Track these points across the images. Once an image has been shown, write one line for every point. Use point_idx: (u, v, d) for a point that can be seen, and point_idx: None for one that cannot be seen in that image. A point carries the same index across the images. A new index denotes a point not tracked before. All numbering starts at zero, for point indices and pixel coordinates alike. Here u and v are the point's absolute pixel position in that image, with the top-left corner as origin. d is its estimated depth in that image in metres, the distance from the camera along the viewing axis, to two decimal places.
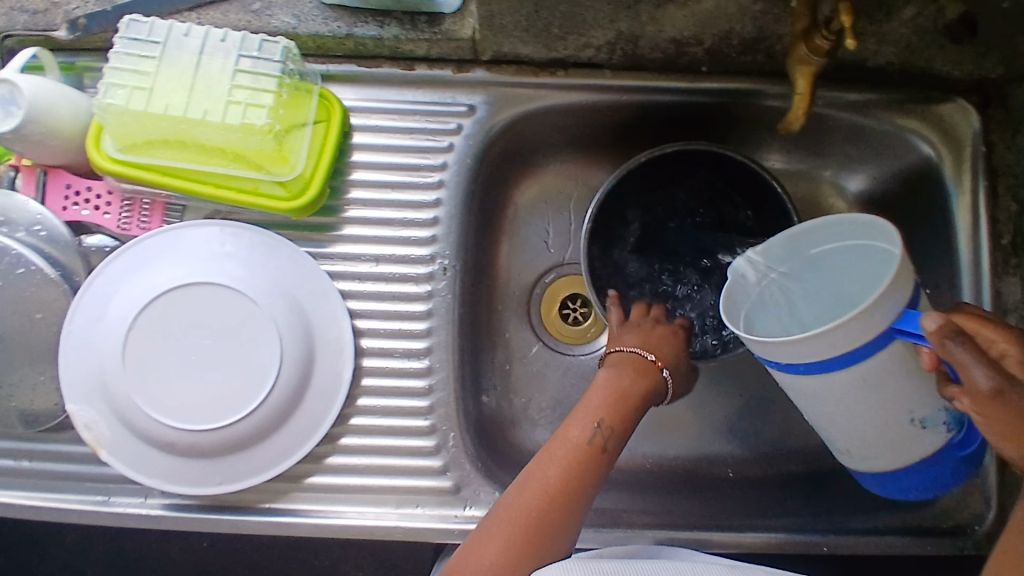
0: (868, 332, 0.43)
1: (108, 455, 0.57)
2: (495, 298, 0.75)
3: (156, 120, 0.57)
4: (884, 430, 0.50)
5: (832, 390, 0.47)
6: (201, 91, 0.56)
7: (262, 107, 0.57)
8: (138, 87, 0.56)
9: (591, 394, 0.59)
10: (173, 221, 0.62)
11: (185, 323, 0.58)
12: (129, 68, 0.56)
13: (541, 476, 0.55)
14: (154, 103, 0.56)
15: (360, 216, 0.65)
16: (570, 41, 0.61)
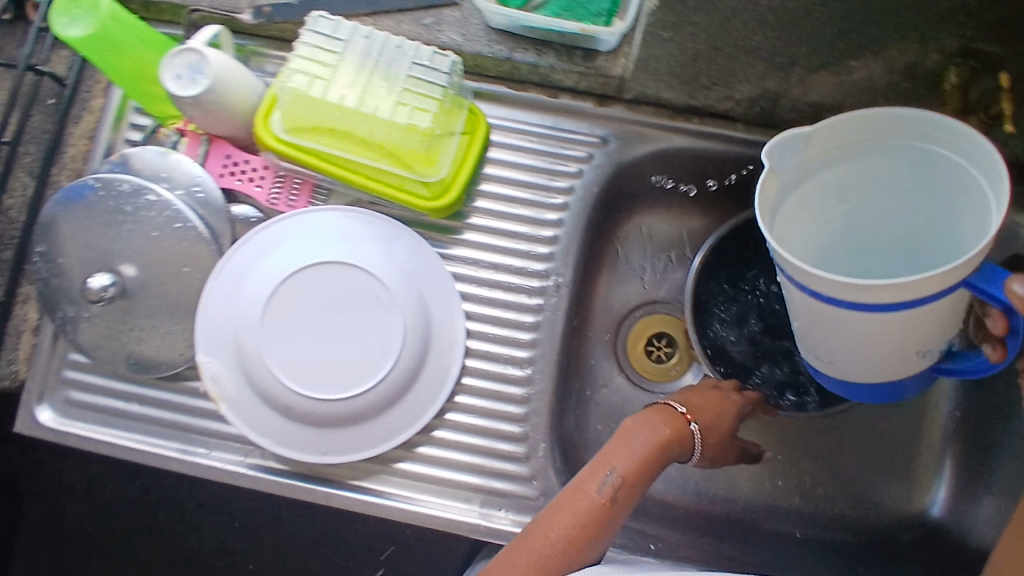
0: (946, 285, 0.42)
1: (227, 409, 0.60)
2: (586, 326, 0.76)
3: (328, 109, 0.61)
4: (886, 360, 0.49)
5: (856, 323, 0.45)
6: (374, 89, 0.61)
7: (427, 112, 0.61)
8: (318, 76, 0.60)
9: (619, 444, 0.56)
10: (318, 204, 0.67)
11: (319, 299, 0.61)
12: (313, 58, 0.60)
13: (552, 528, 0.52)
14: (331, 93, 0.60)
15: (483, 225, 0.69)
16: (714, 92, 0.65)
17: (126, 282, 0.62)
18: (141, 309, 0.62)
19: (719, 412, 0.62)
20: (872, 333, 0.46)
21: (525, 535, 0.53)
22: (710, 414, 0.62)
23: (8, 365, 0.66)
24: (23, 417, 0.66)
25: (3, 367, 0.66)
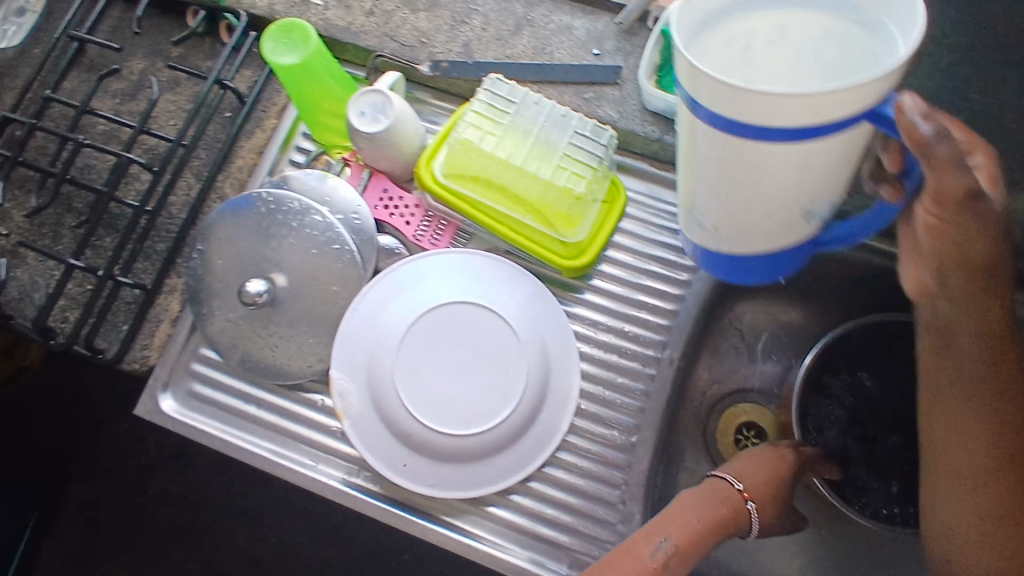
0: (859, 109, 0.35)
1: (349, 425, 0.62)
2: (678, 419, 0.78)
3: (493, 162, 0.66)
4: (773, 213, 0.44)
5: (785, 164, 0.39)
6: (538, 152, 0.65)
7: (584, 179, 0.66)
8: (490, 133, 0.65)
9: (674, 514, 0.56)
10: (458, 244, 0.71)
11: (453, 335, 0.64)
12: (488, 115, 0.66)
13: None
14: (500, 149, 0.65)
15: (607, 289, 0.71)
16: None
17: (276, 290, 0.66)
18: (283, 317, 0.66)
19: (777, 480, 0.60)
20: (780, 175, 0.40)
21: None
22: (762, 480, 0.60)
23: (142, 350, 0.68)
24: (146, 401, 0.69)
25: (136, 351, 0.68)
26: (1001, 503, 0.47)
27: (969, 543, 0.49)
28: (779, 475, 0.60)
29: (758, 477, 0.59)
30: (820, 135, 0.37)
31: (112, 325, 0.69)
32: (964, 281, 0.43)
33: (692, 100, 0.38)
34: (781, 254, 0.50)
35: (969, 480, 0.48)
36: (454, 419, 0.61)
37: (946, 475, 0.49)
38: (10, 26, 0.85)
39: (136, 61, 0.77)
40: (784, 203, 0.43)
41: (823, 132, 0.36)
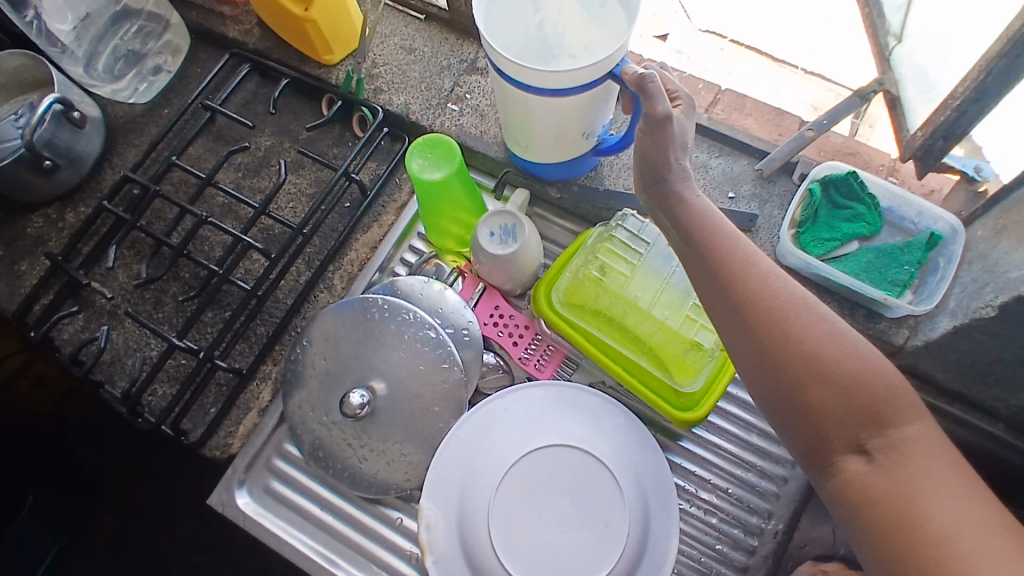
0: (586, 81, 0.54)
1: (431, 562, 0.58)
2: None
3: (615, 299, 0.65)
4: (559, 147, 0.64)
5: (550, 108, 0.58)
6: (662, 297, 0.65)
7: (711, 332, 0.64)
8: (620, 271, 0.66)
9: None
10: (564, 374, 0.68)
11: (553, 479, 0.61)
12: (618, 252, 0.67)
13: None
14: (626, 288, 0.65)
15: (711, 441, 0.68)
16: (990, 391, 0.64)
17: (376, 399, 0.63)
18: (378, 431, 0.63)
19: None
20: (571, 115, 0.59)
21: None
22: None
23: (224, 438, 0.66)
24: (220, 492, 0.66)
25: (219, 438, 0.66)
26: (895, 511, 0.42)
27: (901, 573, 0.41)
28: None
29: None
30: (560, 98, 0.56)
31: (200, 406, 0.67)
32: (707, 281, 0.50)
33: (507, 76, 0.56)
34: (574, 163, 0.68)
35: (868, 483, 0.44)
36: (547, 573, 0.57)
37: (858, 494, 0.44)
38: (142, 82, 0.81)
39: (264, 138, 0.77)
40: (569, 126, 0.61)
41: (597, 82, 0.56)
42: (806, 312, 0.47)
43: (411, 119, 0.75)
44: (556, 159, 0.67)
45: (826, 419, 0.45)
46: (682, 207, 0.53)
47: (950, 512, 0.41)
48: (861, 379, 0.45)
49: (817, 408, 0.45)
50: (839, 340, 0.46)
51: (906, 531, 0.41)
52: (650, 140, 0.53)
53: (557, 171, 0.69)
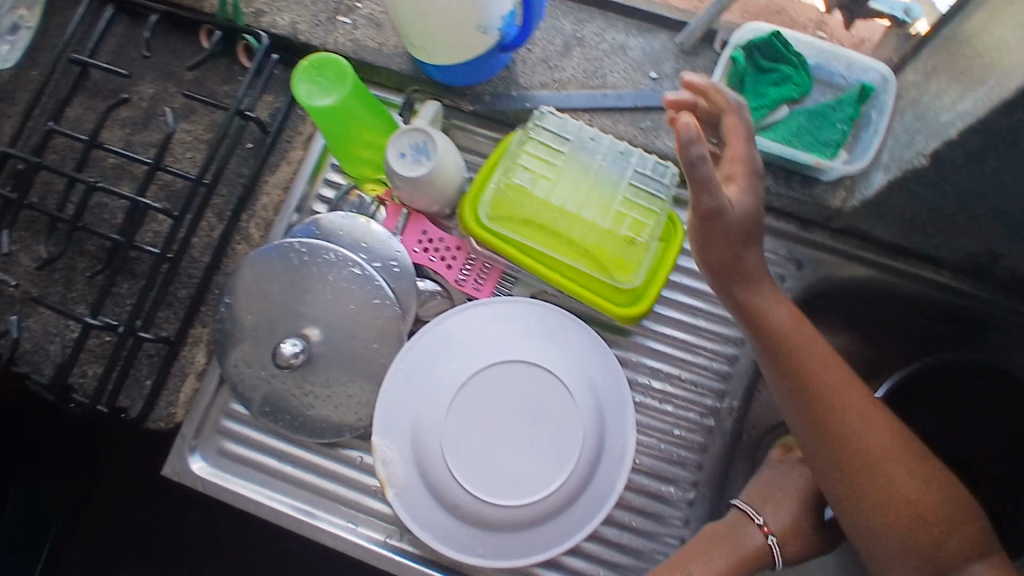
0: None
1: (393, 495, 0.58)
2: None
3: (543, 207, 0.62)
4: (463, 43, 0.59)
5: None
6: (591, 198, 0.62)
7: (643, 224, 0.62)
8: (544, 176, 0.62)
9: (705, 547, 0.58)
10: (503, 290, 0.66)
11: (506, 396, 0.60)
12: (539, 156, 0.63)
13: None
14: (551, 192, 0.62)
15: (662, 332, 0.67)
16: (932, 241, 0.63)
17: (310, 345, 0.61)
18: (319, 376, 0.62)
19: (802, 505, 0.61)
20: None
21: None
22: (784, 519, 0.60)
23: (167, 408, 0.64)
24: (174, 462, 0.65)
25: (161, 409, 0.64)
26: (909, 555, 0.50)
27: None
28: (806, 501, 0.61)
29: (782, 515, 0.60)
30: None
31: (134, 380, 0.64)
32: (769, 356, 0.54)
33: None
34: (484, 60, 0.62)
35: (891, 572, 0.50)
36: (511, 487, 0.58)
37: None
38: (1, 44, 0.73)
39: (146, 86, 0.71)
40: (463, 13, 0.55)
41: None
42: (857, 425, 0.52)
43: (300, 40, 0.69)
44: (463, 59, 0.61)
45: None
46: (720, 247, 0.52)
47: (930, 568, 0.50)
48: (864, 534, 0.51)
49: (864, 514, 0.51)
50: (879, 434, 0.52)
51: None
52: (701, 235, 0.52)
53: (472, 73, 0.64)
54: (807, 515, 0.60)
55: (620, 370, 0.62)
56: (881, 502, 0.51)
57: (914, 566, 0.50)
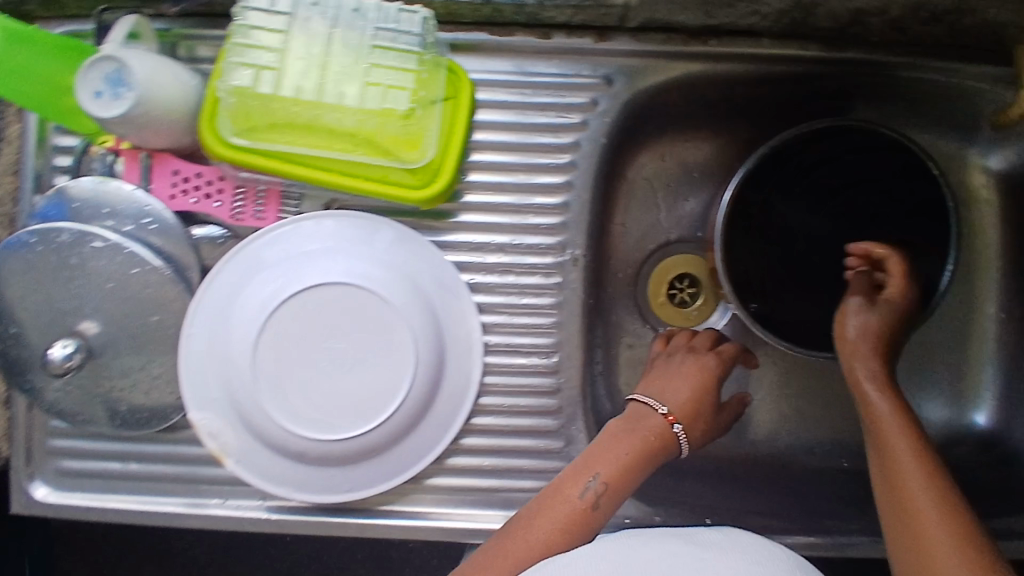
0: None
1: (233, 464, 0.55)
2: (604, 295, 0.73)
3: (285, 104, 0.51)
4: None
5: None
6: (336, 71, 0.52)
7: (404, 91, 0.53)
8: (267, 66, 0.51)
9: (612, 442, 0.58)
10: (289, 211, 0.57)
11: (317, 328, 0.54)
12: (255, 45, 0.51)
13: (530, 532, 0.53)
14: (285, 85, 0.51)
15: (482, 203, 0.60)
16: (737, 9, 0.54)
17: (89, 342, 0.55)
18: (112, 369, 0.56)
19: (703, 388, 0.62)
20: None
21: (489, 554, 0.52)
22: (685, 400, 0.62)
23: None
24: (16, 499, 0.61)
25: None
26: (927, 474, 0.49)
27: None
28: (706, 384, 0.63)
29: (680, 395, 0.62)
30: None
31: None
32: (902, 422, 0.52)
33: None
34: None
35: (908, 492, 0.49)
36: (355, 417, 0.54)
37: (900, 528, 0.49)
38: None
39: None
40: None
41: None
42: (892, 448, 0.51)
43: None
44: None
45: (913, 498, 0.49)
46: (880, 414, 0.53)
47: (945, 495, 0.48)
48: (883, 438, 0.52)
49: (897, 480, 0.50)
50: (924, 489, 0.49)
51: (925, 553, 0.46)
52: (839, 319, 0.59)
53: None
54: (702, 401, 0.62)
55: (453, 269, 0.58)
56: (885, 415, 0.53)
57: (939, 494, 0.48)
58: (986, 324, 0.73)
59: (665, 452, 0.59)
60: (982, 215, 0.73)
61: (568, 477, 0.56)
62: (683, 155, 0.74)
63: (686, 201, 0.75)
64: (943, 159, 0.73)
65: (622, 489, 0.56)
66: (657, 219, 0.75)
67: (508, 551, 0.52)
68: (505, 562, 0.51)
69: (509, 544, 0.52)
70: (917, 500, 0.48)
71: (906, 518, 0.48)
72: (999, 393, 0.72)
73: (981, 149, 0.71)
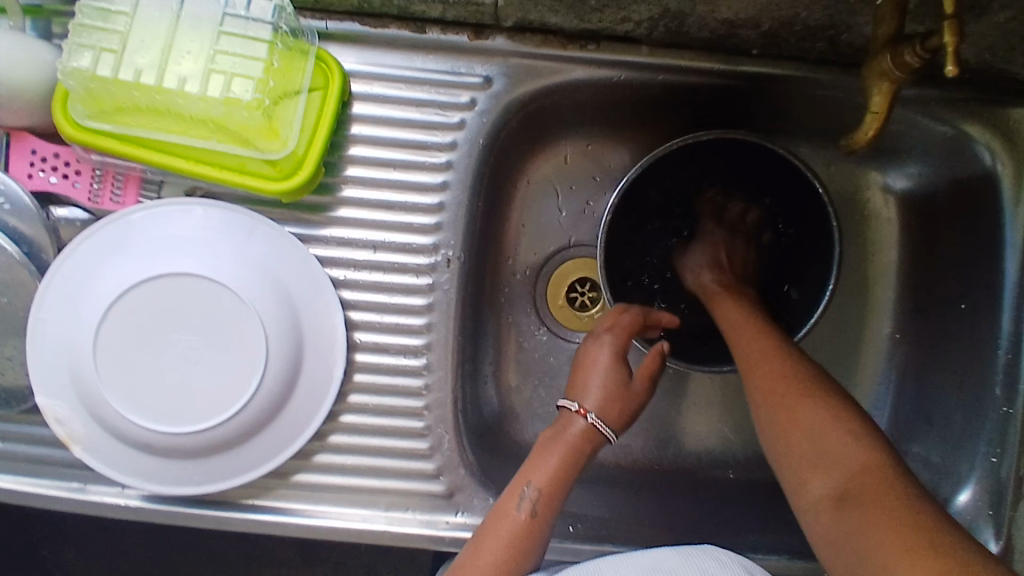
0: None
1: (81, 451, 0.55)
2: (483, 297, 0.71)
3: (127, 88, 0.51)
4: None
5: None
6: (180, 56, 0.50)
7: (250, 79, 0.50)
8: (108, 48, 0.50)
9: (533, 465, 0.54)
10: (149, 197, 0.58)
11: (166, 317, 0.54)
12: (98, 27, 0.51)
13: (479, 558, 0.51)
14: (123, 67, 0.50)
15: (357, 197, 0.59)
16: (607, 14, 0.55)
17: None
18: None
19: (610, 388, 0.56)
20: None
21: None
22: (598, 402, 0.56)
23: None
24: None
25: None
26: (771, 357, 0.54)
27: (849, 515, 0.45)
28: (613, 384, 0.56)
29: (590, 388, 0.56)
30: None
31: None
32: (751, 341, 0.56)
33: None
34: None
35: (764, 376, 0.53)
36: (201, 411, 0.54)
37: (771, 414, 0.52)
38: None
39: None
40: None
41: None
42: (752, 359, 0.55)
43: None
44: None
45: (768, 378, 0.53)
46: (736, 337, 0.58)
47: (797, 366, 0.53)
48: (739, 345, 0.57)
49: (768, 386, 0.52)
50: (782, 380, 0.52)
51: (793, 427, 0.50)
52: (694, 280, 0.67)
53: None
54: (614, 382, 0.57)
55: (318, 260, 0.58)
56: (737, 325, 0.59)
57: (786, 369, 0.53)
58: (881, 344, 0.73)
59: (585, 455, 0.55)
60: (883, 234, 0.73)
61: (503, 504, 0.53)
62: (588, 157, 0.72)
63: (584, 200, 0.73)
64: (839, 174, 0.72)
65: (551, 507, 0.52)
66: (559, 222, 0.73)
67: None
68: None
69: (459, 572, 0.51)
70: (774, 383, 0.52)
71: (770, 390, 0.52)
72: (888, 413, 0.72)
73: (882, 168, 0.71)
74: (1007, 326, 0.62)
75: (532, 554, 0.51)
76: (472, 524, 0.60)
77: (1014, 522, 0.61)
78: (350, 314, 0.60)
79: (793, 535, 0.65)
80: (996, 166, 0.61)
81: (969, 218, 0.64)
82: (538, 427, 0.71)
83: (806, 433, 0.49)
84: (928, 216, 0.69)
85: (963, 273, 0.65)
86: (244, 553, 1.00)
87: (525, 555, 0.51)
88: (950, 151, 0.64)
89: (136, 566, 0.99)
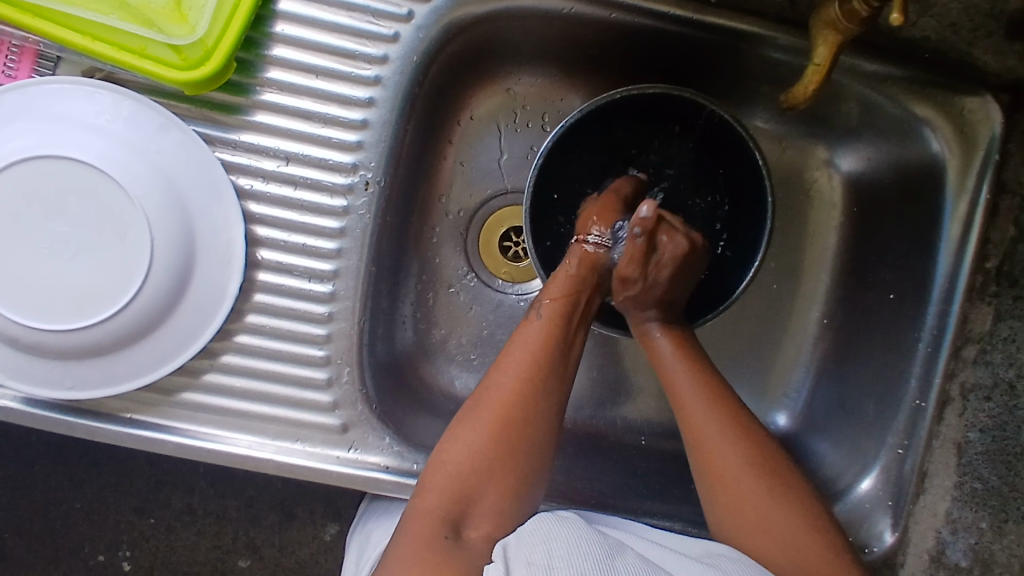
0: None
1: None
2: (409, 231, 0.67)
3: None
4: None
5: None
6: None
7: None
8: None
9: (514, 354, 0.54)
10: (44, 73, 0.53)
11: (44, 205, 0.50)
12: None
13: (494, 386, 0.52)
14: None
15: (275, 103, 0.55)
16: None
17: None
18: None
19: (571, 307, 0.56)
20: None
21: (428, 473, 0.51)
22: (562, 311, 0.56)
23: None
24: None
25: None
26: (733, 429, 0.53)
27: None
28: (573, 301, 0.57)
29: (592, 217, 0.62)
30: None
31: None
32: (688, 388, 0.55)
33: None
34: None
35: (707, 423, 0.53)
36: (80, 307, 0.50)
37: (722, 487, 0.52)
38: None
39: None
40: None
41: None
42: (695, 406, 0.54)
43: None
44: None
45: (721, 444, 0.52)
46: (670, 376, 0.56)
47: (716, 395, 0.54)
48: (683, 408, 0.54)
49: (716, 436, 0.53)
50: (728, 440, 0.52)
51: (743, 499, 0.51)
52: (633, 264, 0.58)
53: None
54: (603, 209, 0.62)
55: (222, 164, 0.54)
56: (673, 371, 0.56)
57: (754, 453, 0.52)
58: (808, 328, 0.71)
59: (562, 362, 0.54)
60: (824, 217, 0.71)
61: (480, 397, 0.53)
62: (538, 97, 0.68)
63: (527, 146, 0.69)
64: (789, 152, 0.70)
65: (537, 403, 0.52)
66: (498, 164, 0.69)
67: (446, 466, 0.50)
68: (448, 478, 0.50)
69: (441, 458, 0.51)
70: (730, 459, 0.52)
71: (720, 457, 0.52)
72: (804, 398, 0.71)
73: (831, 146, 0.69)
74: (931, 319, 0.61)
75: (563, 383, 0.54)
76: (366, 461, 0.58)
77: (910, 512, 0.61)
78: (254, 229, 0.56)
79: (693, 506, 0.65)
80: (943, 151, 0.60)
81: (910, 202, 0.63)
82: (452, 372, 0.68)
83: (768, 514, 0.50)
84: (872, 202, 0.67)
85: (899, 262, 0.64)
86: (154, 482, 0.96)
87: (553, 382, 0.53)
88: (897, 133, 0.62)
89: (41, 483, 0.95)
